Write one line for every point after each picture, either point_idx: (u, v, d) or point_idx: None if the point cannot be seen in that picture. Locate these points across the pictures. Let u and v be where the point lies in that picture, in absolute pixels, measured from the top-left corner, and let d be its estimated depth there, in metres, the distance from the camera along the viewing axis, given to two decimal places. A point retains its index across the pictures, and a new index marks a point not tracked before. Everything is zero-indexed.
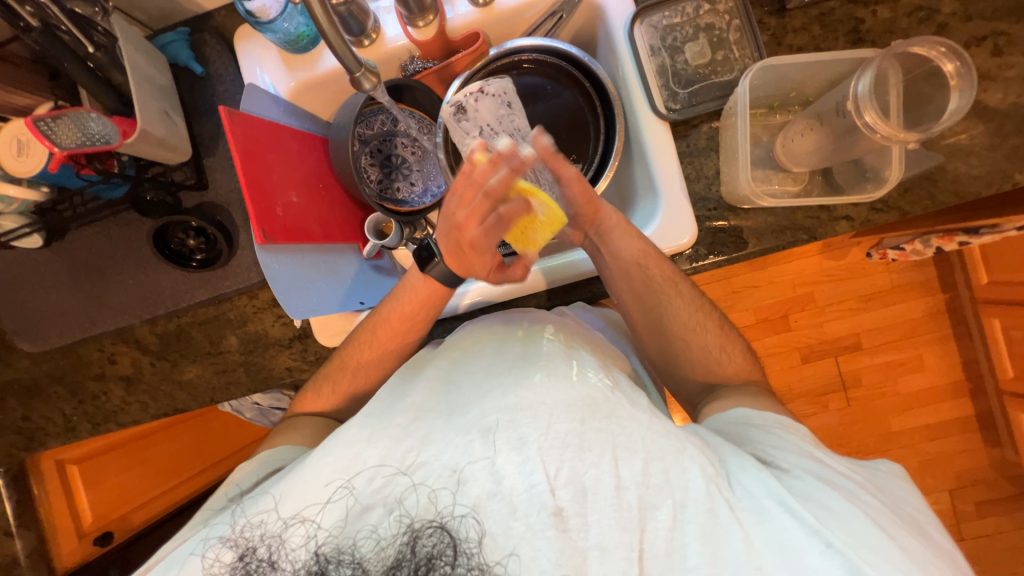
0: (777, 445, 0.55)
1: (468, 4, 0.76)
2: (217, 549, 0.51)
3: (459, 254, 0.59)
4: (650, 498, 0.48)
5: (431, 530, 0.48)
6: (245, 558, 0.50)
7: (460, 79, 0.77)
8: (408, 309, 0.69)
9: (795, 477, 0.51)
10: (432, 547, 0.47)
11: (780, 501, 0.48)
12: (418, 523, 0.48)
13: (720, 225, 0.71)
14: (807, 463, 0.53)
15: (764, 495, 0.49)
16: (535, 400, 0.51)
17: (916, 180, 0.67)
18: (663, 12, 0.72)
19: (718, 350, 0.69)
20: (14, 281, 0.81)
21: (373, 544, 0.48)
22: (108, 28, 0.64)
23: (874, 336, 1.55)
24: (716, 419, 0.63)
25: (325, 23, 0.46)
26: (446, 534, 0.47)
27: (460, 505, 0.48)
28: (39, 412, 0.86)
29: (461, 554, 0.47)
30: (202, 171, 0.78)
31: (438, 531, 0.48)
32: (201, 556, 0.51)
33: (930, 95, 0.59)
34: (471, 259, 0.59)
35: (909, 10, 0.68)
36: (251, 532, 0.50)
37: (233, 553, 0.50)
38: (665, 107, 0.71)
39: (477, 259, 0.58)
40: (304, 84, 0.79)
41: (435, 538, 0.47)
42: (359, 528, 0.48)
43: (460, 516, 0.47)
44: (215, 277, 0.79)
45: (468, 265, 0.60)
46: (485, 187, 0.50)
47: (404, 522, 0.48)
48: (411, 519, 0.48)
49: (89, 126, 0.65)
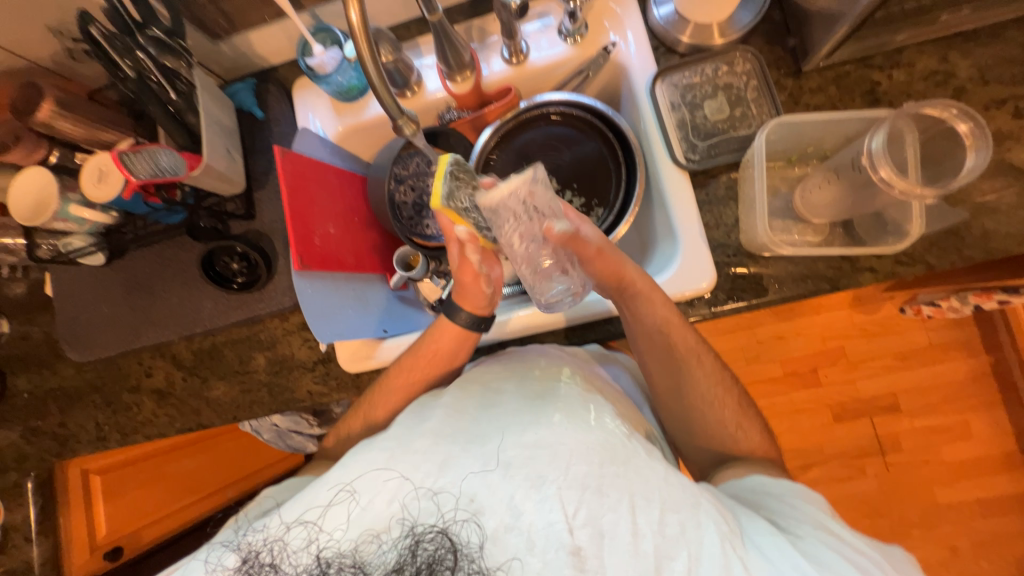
0: (792, 515, 0.53)
1: (503, 62, 0.83)
2: (220, 554, 0.52)
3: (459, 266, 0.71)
4: (666, 548, 0.46)
5: (432, 535, 0.48)
6: (247, 562, 0.50)
7: (490, 129, 0.85)
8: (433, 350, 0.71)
9: (808, 544, 0.49)
10: (431, 554, 0.48)
11: (799, 570, 0.46)
12: (421, 528, 0.49)
13: (739, 271, 0.72)
14: (822, 535, 0.51)
15: (781, 560, 0.46)
16: (556, 440, 0.51)
17: (942, 236, 0.67)
18: (683, 73, 0.76)
19: (729, 424, 0.67)
20: (72, 294, 0.88)
21: (375, 549, 0.48)
22: (190, 79, 0.73)
23: (912, 397, 1.47)
24: (732, 485, 0.61)
25: (376, 76, 0.53)
26: (447, 539, 0.48)
27: (464, 510, 0.49)
28: (75, 420, 0.91)
29: (461, 559, 0.47)
30: (250, 202, 0.85)
31: (438, 537, 0.48)
32: (205, 561, 0.52)
33: (946, 153, 0.60)
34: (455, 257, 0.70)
35: (924, 74, 0.71)
36: (254, 537, 0.52)
37: (236, 558, 0.51)
38: (684, 157, 0.74)
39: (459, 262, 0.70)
40: (350, 128, 0.87)
41: (436, 544, 0.48)
42: (364, 531, 0.49)
43: (462, 521, 0.48)
44: (252, 299, 0.84)
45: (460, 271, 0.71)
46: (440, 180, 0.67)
47: (407, 526, 0.49)
48: (415, 525, 0.49)
49: (161, 160, 0.72)
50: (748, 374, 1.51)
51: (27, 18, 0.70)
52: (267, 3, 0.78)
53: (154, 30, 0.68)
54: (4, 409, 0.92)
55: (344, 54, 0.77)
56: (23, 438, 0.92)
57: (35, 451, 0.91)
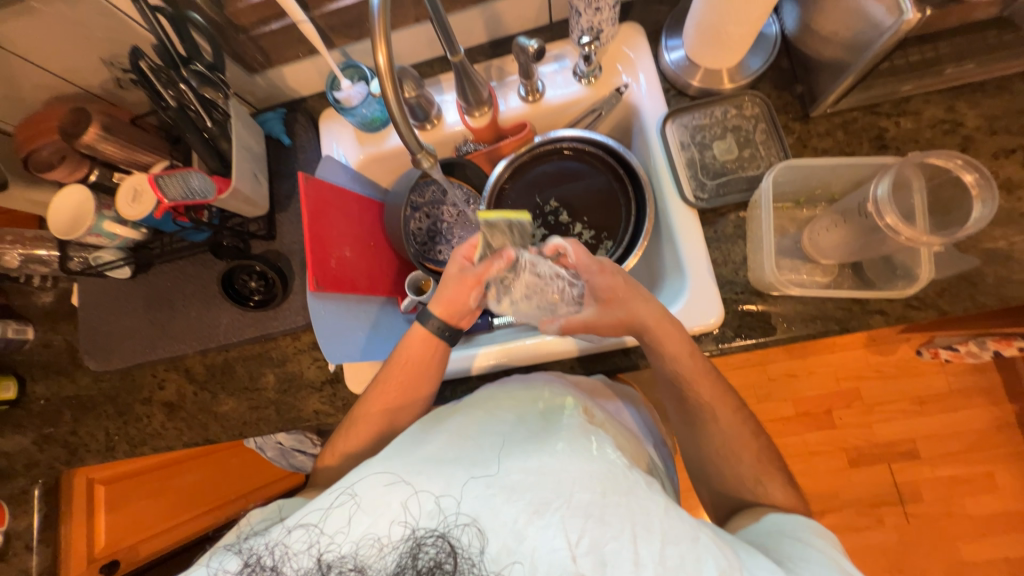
0: (811, 555, 0.51)
1: (519, 99, 0.86)
2: (222, 558, 0.51)
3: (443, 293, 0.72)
4: None
5: (433, 539, 0.48)
6: (248, 566, 0.50)
7: (504, 162, 0.88)
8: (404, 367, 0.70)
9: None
10: (431, 558, 0.48)
11: None
12: (422, 531, 0.49)
13: (747, 309, 0.72)
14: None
15: None
16: (559, 467, 0.51)
17: (954, 282, 0.67)
18: (693, 114, 0.79)
19: (752, 474, 0.64)
20: (96, 305, 0.91)
21: (376, 551, 0.48)
22: (226, 109, 0.77)
23: (932, 444, 1.41)
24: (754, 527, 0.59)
25: (398, 113, 0.55)
26: (447, 542, 0.48)
27: (464, 514, 0.49)
28: (86, 429, 0.92)
29: (461, 562, 0.47)
30: (272, 224, 0.89)
31: (438, 542, 0.48)
32: (206, 566, 0.51)
33: (955, 202, 0.61)
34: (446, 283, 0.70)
35: (932, 122, 0.72)
36: (258, 542, 0.51)
37: (239, 562, 0.50)
38: (693, 195, 0.76)
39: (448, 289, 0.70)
40: (371, 156, 0.91)
41: (437, 548, 0.48)
42: (366, 536, 0.49)
43: (462, 524, 0.48)
44: (266, 317, 0.86)
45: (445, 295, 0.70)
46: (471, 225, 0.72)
47: (408, 530, 0.49)
48: (416, 528, 0.49)
49: (192, 182, 0.77)
50: (759, 413, 1.47)
51: (84, 50, 0.75)
52: (302, 41, 0.82)
53: (197, 65, 0.73)
54: (20, 415, 0.94)
55: (370, 90, 0.81)
56: (36, 444, 0.94)
57: (45, 458, 0.93)
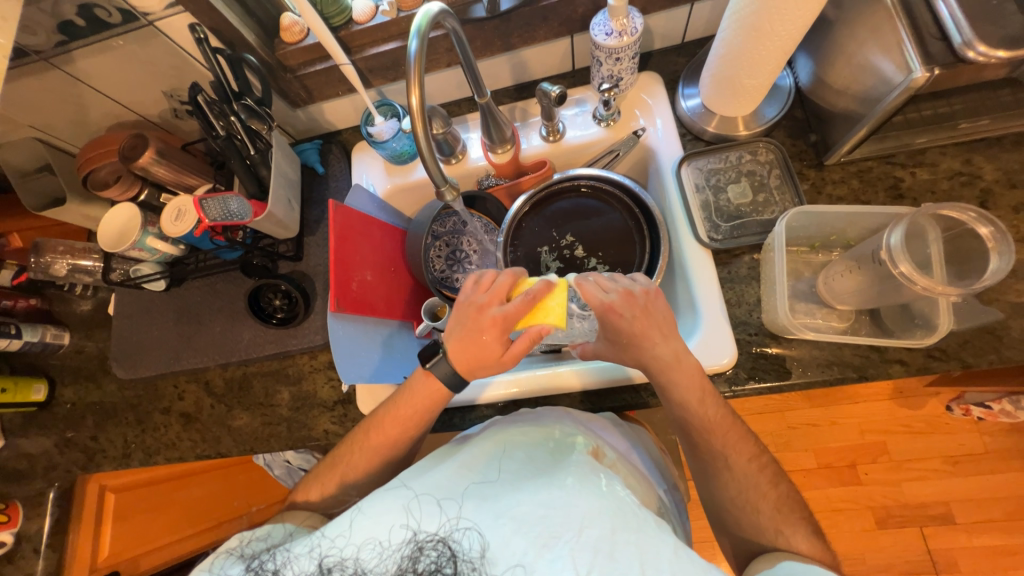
0: None
1: (540, 138, 0.91)
2: (226, 562, 0.53)
3: (466, 345, 0.64)
4: None
5: (433, 544, 0.50)
6: (251, 567, 0.52)
7: (523, 197, 0.91)
8: (403, 411, 0.68)
9: None
10: (432, 562, 0.49)
11: None
12: (423, 535, 0.50)
13: (761, 351, 0.71)
14: None
15: None
16: (569, 501, 0.50)
17: (976, 334, 0.65)
18: (709, 158, 0.81)
19: (769, 526, 0.61)
20: (129, 315, 0.96)
21: (377, 555, 0.49)
22: (269, 139, 0.84)
23: (967, 509, 1.32)
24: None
25: (427, 148, 0.59)
26: (447, 547, 0.49)
27: (465, 519, 0.51)
28: (106, 435, 0.95)
29: (461, 566, 0.48)
30: (300, 246, 0.93)
31: (438, 546, 0.50)
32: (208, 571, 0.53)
33: (971, 253, 0.61)
34: (476, 340, 0.63)
35: (949, 174, 0.73)
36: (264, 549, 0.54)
37: (242, 566, 0.52)
38: (707, 236, 0.77)
39: (479, 347, 0.63)
40: (397, 187, 0.96)
41: (437, 552, 0.49)
42: (366, 540, 0.50)
43: (465, 528, 0.50)
44: (287, 334, 0.90)
45: (472, 352, 0.64)
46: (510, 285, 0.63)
47: (409, 533, 0.50)
48: (417, 532, 0.50)
49: (231, 205, 0.80)
50: (780, 463, 1.41)
51: (149, 84, 0.84)
52: (342, 80, 0.88)
53: (248, 100, 0.79)
54: (47, 417, 0.98)
55: (401, 126, 0.87)
56: (56, 447, 0.97)
57: (64, 461, 0.96)
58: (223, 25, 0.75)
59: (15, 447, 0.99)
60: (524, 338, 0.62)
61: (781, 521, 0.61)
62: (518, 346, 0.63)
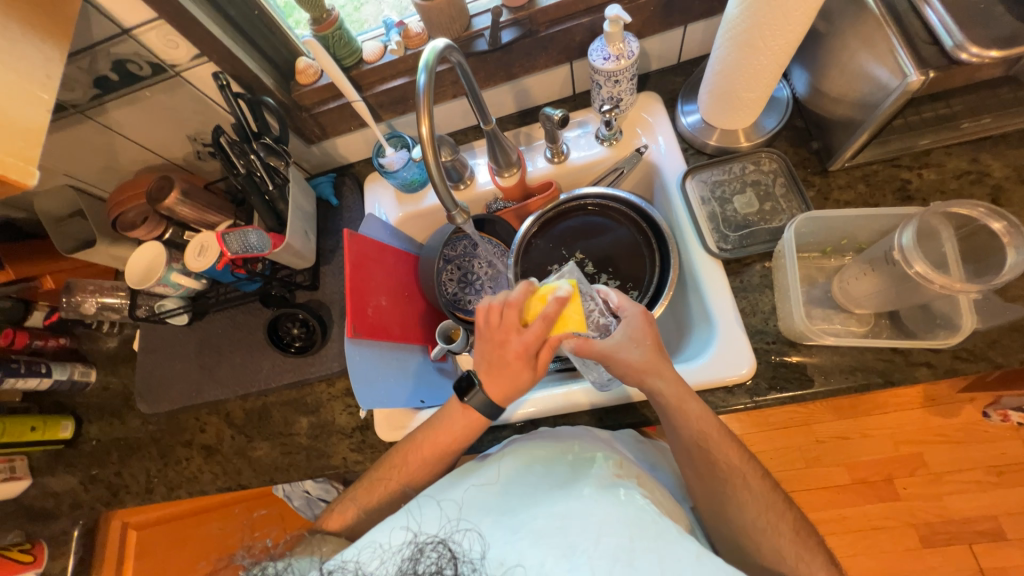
0: None
1: (545, 160, 0.93)
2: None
3: (497, 373, 0.66)
4: None
5: (433, 545, 0.50)
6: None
7: (531, 217, 0.93)
8: (438, 435, 0.70)
9: None
10: (432, 563, 0.48)
11: None
12: (423, 537, 0.52)
13: (781, 359, 0.70)
14: None
15: None
16: (585, 510, 0.51)
17: (1003, 333, 0.64)
18: (713, 171, 0.83)
19: (792, 551, 0.58)
20: (153, 349, 0.99)
21: (379, 560, 0.50)
22: (286, 174, 0.87)
23: (1018, 523, 1.24)
24: None
25: (438, 174, 0.62)
26: (446, 548, 0.50)
27: (465, 521, 0.53)
28: (129, 470, 0.96)
29: (461, 566, 0.47)
30: (316, 276, 0.95)
31: (438, 547, 0.50)
32: None
33: (986, 249, 0.60)
34: (507, 368, 0.66)
35: (957, 174, 0.73)
36: (267, 568, 0.56)
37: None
38: (716, 246, 0.78)
39: (512, 372, 0.66)
40: (409, 214, 0.99)
41: (437, 553, 0.49)
42: (372, 545, 0.52)
43: (465, 531, 0.52)
44: (305, 362, 0.91)
45: (503, 380, 0.67)
46: (519, 304, 0.63)
47: (410, 535, 0.52)
48: (418, 535, 0.52)
49: (250, 239, 0.83)
50: (812, 479, 1.35)
51: (174, 130, 0.89)
52: (354, 116, 0.92)
53: (267, 139, 0.82)
54: (73, 454, 1.00)
55: (410, 155, 0.90)
56: (81, 483, 0.99)
57: (88, 498, 0.97)
58: (244, 71, 0.81)
59: (42, 486, 1.00)
60: (552, 349, 0.65)
61: (809, 544, 0.59)
62: (546, 358, 0.66)
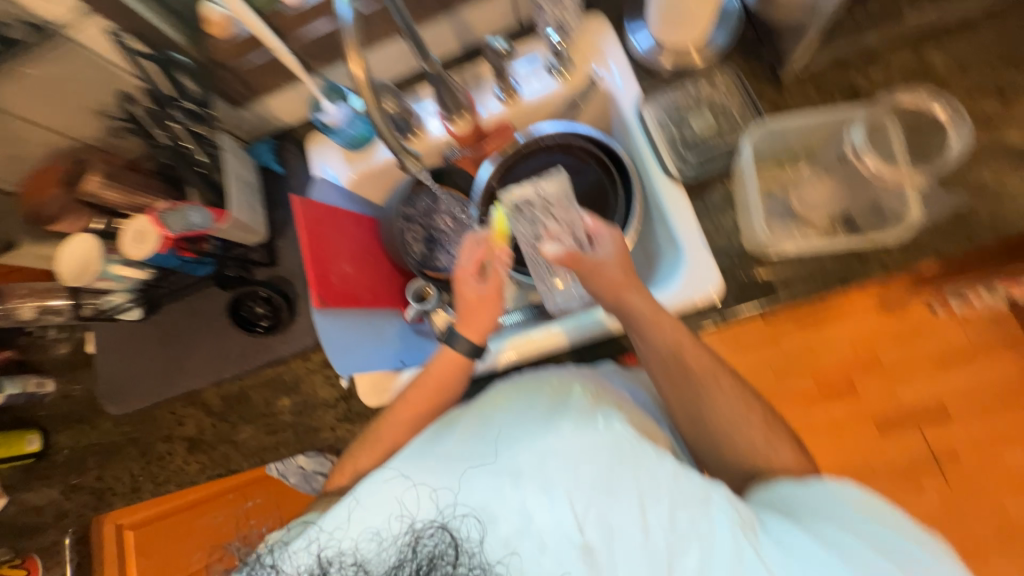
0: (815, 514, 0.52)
1: (497, 100, 0.87)
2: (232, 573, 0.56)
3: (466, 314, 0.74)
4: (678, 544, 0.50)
5: (432, 530, 0.53)
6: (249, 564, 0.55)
7: (490, 163, 0.89)
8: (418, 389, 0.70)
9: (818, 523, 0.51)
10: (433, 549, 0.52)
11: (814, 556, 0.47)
12: (420, 524, 0.53)
13: (746, 274, 0.72)
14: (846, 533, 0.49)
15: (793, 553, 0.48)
16: (564, 447, 0.54)
17: (949, 221, 0.67)
18: (668, 93, 0.80)
19: (770, 447, 0.63)
20: (110, 350, 0.94)
21: (376, 547, 0.53)
22: (216, 142, 0.82)
23: (958, 399, 1.40)
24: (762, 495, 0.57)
25: (379, 119, 0.58)
26: (446, 534, 0.52)
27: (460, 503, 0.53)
28: (110, 473, 0.94)
29: (462, 554, 0.52)
30: (272, 251, 0.91)
31: (437, 532, 0.53)
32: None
33: (926, 138, 0.65)
34: (471, 304, 0.74)
35: (903, 70, 0.73)
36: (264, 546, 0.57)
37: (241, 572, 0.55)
38: (677, 171, 0.77)
39: (473, 307, 0.74)
40: (363, 174, 0.91)
41: (437, 540, 0.52)
42: (365, 531, 0.53)
43: (461, 516, 0.53)
44: (275, 341, 0.88)
45: (472, 319, 0.73)
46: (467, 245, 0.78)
47: (405, 523, 0.53)
48: (414, 522, 0.53)
49: (191, 217, 0.78)
50: (782, 391, 1.44)
51: None
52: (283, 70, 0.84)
53: (185, 104, 0.79)
54: (46, 467, 0.96)
55: (353, 109, 0.84)
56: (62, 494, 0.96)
57: (74, 506, 0.96)
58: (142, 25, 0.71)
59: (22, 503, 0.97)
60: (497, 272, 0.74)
61: (781, 439, 0.63)
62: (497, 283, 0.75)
